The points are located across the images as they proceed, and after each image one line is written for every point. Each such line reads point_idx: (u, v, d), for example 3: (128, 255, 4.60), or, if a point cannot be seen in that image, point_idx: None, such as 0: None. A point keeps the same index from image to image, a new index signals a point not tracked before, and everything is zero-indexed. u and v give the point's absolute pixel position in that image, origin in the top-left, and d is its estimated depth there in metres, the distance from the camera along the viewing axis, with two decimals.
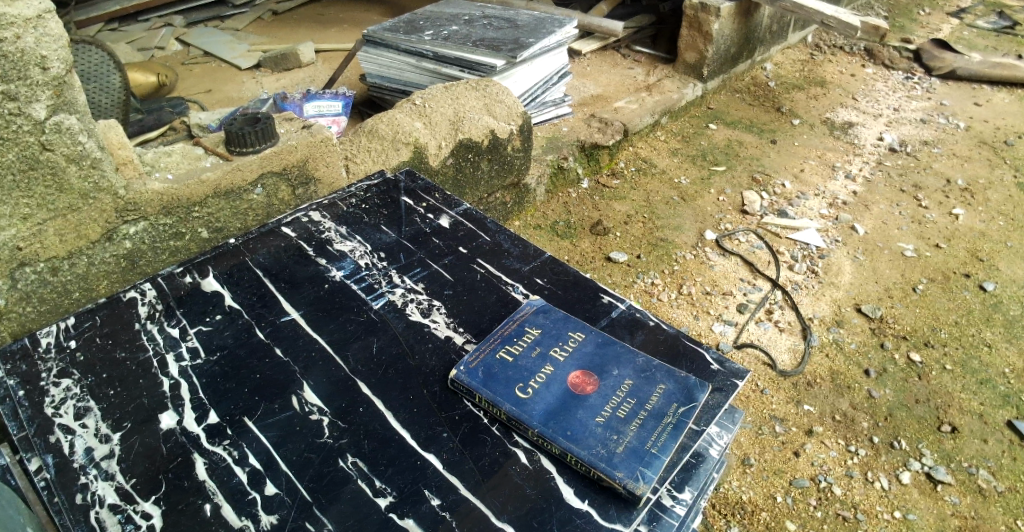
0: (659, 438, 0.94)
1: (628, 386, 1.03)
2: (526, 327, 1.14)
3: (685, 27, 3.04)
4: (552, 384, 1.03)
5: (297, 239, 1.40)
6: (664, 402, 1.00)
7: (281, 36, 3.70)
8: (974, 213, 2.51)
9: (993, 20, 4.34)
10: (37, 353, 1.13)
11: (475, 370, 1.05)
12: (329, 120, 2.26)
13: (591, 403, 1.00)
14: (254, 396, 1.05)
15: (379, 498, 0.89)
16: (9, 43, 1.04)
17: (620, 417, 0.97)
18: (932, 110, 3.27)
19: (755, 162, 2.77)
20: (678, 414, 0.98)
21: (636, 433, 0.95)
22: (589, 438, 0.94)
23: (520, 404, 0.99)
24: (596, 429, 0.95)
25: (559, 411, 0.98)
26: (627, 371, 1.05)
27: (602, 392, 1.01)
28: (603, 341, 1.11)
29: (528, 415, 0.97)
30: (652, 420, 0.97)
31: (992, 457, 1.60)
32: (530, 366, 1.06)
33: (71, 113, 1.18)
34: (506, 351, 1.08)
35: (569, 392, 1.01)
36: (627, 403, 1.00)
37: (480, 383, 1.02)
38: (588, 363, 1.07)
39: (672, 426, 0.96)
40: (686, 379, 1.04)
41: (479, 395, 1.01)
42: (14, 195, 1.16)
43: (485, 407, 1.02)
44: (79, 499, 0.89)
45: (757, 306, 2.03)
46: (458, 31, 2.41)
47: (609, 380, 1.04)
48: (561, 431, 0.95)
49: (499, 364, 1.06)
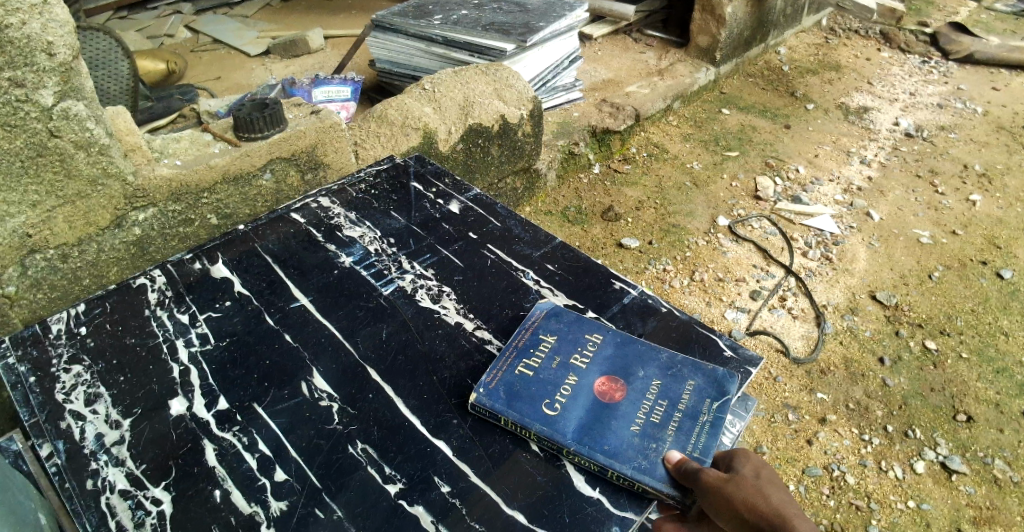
0: (700, 439, 0.91)
1: (658, 388, 1.00)
2: (541, 335, 1.08)
3: (698, 10, 2.99)
4: (578, 396, 0.98)
5: (306, 225, 1.39)
6: (696, 400, 0.97)
7: (289, 23, 3.68)
8: (991, 199, 2.46)
9: (1013, 3, 4.24)
10: (48, 340, 1.13)
11: (495, 390, 0.98)
12: (337, 106, 2.24)
13: (622, 412, 0.96)
14: (263, 382, 1.04)
15: (388, 485, 0.89)
16: (14, 29, 1.03)
17: (654, 423, 0.94)
18: (949, 95, 3.20)
19: (768, 147, 2.73)
20: (713, 411, 0.96)
21: (675, 438, 0.92)
22: (629, 451, 0.90)
23: (550, 423, 0.94)
24: (633, 439, 0.92)
25: (592, 425, 0.94)
26: (653, 371, 1.02)
27: (632, 398, 0.98)
28: (622, 341, 1.08)
29: (560, 433, 0.92)
30: (688, 420, 0.94)
31: (1008, 447, 1.58)
32: (551, 378, 1.01)
33: (78, 100, 1.17)
34: (524, 366, 1.03)
35: (597, 403, 0.97)
36: (658, 407, 0.97)
37: (504, 405, 0.96)
38: (612, 369, 1.03)
39: (711, 424, 0.94)
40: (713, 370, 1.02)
41: (505, 417, 0.95)
42: (23, 182, 1.16)
43: (512, 430, 0.96)
44: (90, 485, 0.90)
45: (770, 293, 2.01)
46: (467, 15, 2.38)
47: (637, 385, 1.00)
48: (598, 446, 0.90)
49: (518, 380, 1.00)
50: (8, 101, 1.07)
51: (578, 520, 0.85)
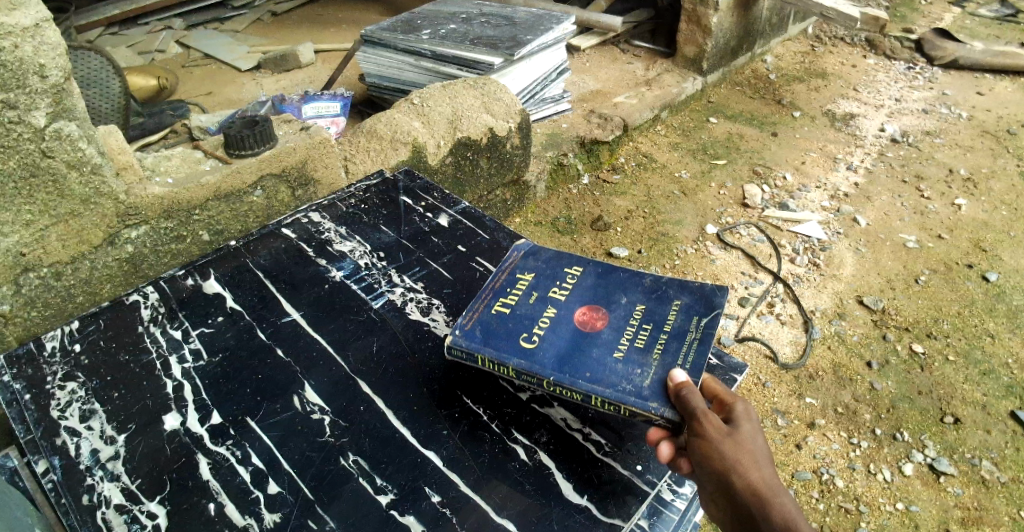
0: (689, 357, 0.93)
1: (640, 315, 1.03)
2: (519, 279, 1.12)
3: (685, 21, 3.04)
4: (558, 330, 1.01)
5: (297, 240, 1.40)
6: (681, 322, 1.00)
7: (280, 38, 3.70)
8: (976, 203, 2.49)
9: (996, 8, 4.31)
10: (42, 357, 1.14)
11: (473, 329, 1.01)
12: (327, 122, 2.27)
13: (603, 340, 0.99)
14: (256, 396, 1.05)
15: (380, 496, 0.90)
16: (7, 52, 1.05)
17: (637, 347, 0.97)
18: (934, 100, 3.25)
19: (756, 155, 2.76)
20: (699, 329, 0.98)
21: (660, 359, 0.94)
22: (611, 377, 0.92)
23: (529, 356, 0.96)
24: (616, 365, 0.94)
25: (572, 355, 0.96)
26: (633, 300, 1.06)
27: (613, 328, 1.01)
28: (599, 276, 1.13)
29: (541, 364, 0.95)
30: (674, 341, 0.97)
31: (994, 448, 1.60)
32: (530, 316, 1.04)
33: (71, 120, 1.18)
34: (503, 305, 1.06)
35: (578, 335, 1.00)
36: (641, 333, 1.00)
37: (480, 342, 0.99)
38: (593, 304, 1.06)
39: (698, 341, 0.96)
40: (696, 292, 1.06)
41: (482, 355, 0.97)
42: (16, 202, 1.17)
43: (490, 367, 0.98)
44: (86, 500, 0.91)
45: (758, 300, 2.03)
46: (455, 29, 2.41)
47: (617, 315, 1.04)
48: (579, 374, 0.93)
49: (497, 319, 1.03)
50: (2, 122, 1.09)
51: (567, 526, 0.86)
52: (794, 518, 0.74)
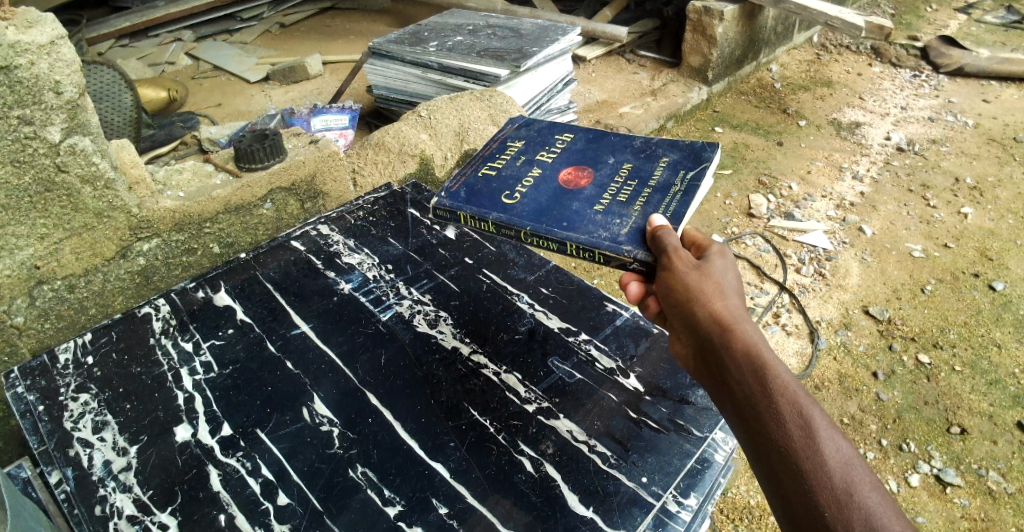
0: (671, 206, 1.03)
1: (624, 175, 1.14)
2: (514, 155, 1.25)
3: (690, 31, 3.06)
4: (542, 188, 1.14)
5: (306, 252, 1.42)
6: (663, 183, 1.10)
7: (288, 49, 3.76)
8: (983, 212, 2.49)
9: (1002, 15, 4.31)
10: (56, 369, 1.16)
11: (459, 192, 1.15)
12: (335, 134, 2.29)
13: (583, 198, 1.09)
14: (266, 408, 1.07)
15: (388, 507, 0.91)
16: (23, 69, 1.08)
17: (618, 203, 1.06)
18: (939, 108, 3.25)
19: (761, 165, 2.77)
20: (680, 185, 1.08)
21: (638, 213, 1.03)
22: (587, 226, 1.02)
23: (511, 212, 1.08)
24: (596, 217, 1.04)
25: (552, 209, 1.07)
26: (618, 164, 1.18)
27: (596, 188, 1.11)
28: (586, 147, 1.26)
29: (520, 216, 1.07)
30: (655, 194, 1.07)
31: (1002, 458, 1.60)
32: (516, 177, 1.18)
33: (85, 135, 1.21)
34: (495, 175, 1.18)
35: (561, 195, 1.11)
36: (624, 192, 1.09)
37: (468, 203, 1.11)
38: (580, 171, 1.17)
39: (680, 193, 1.06)
40: (681, 155, 1.17)
41: (464, 212, 1.10)
42: (31, 215, 1.20)
43: (476, 224, 1.10)
44: (98, 511, 0.93)
45: (764, 310, 2.03)
46: (462, 41, 2.44)
47: (600, 175, 1.16)
48: (557, 224, 1.03)
49: (484, 182, 1.17)
50: (18, 138, 1.12)
51: None
52: (753, 345, 0.73)
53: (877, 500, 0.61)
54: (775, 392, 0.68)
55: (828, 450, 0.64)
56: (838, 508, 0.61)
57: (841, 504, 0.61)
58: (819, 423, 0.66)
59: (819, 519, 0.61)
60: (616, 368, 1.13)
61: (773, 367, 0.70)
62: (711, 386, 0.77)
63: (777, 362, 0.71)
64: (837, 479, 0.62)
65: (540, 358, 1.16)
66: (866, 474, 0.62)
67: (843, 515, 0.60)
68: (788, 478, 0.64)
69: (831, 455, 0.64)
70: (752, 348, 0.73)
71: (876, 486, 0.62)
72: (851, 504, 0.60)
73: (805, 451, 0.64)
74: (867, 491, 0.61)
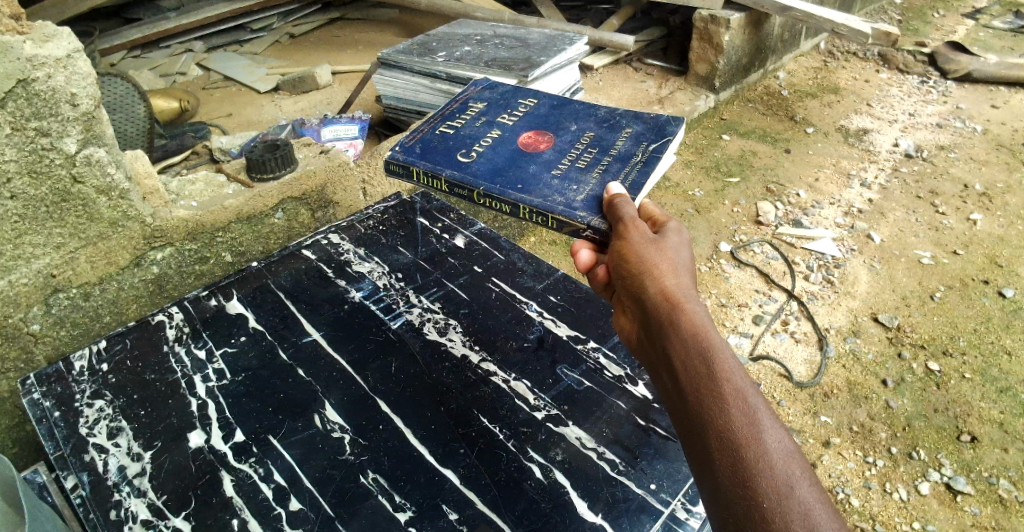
0: (630, 176, 1.07)
1: (585, 142, 1.18)
2: (478, 118, 1.30)
3: (696, 39, 3.08)
4: (499, 150, 1.18)
5: (317, 261, 1.44)
6: (623, 154, 1.13)
7: (298, 59, 3.80)
8: (992, 218, 2.48)
9: (1010, 20, 4.31)
10: (71, 376, 1.18)
11: (415, 147, 1.20)
12: (345, 144, 2.32)
13: (538, 163, 1.14)
14: (278, 415, 1.08)
15: (398, 513, 0.92)
16: (41, 82, 1.10)
17: (576, 171, 1.10)
18: (948, 114, 3.24)
19: (769, 172, 2.77)
20: (642, 157, 1.11)
21: (596, 181, 1.07)
22: (541, 190, 1.06)
23: (466, 171, 1.13)
24: (552, 182, 1.08)
25: (505, 172, 1.12)
26: (580, 131, 1.22)
27: (552, 155, 1.16)
28: (549, 112, 1.30)
29: (474, 175, 1.11)
30: (615, 164, 1.11)
31: (1013, 466, 1.58)
32: (474, 138, 1.23)
33: (100, 146, 1.23)
34: (454, 137, 1.24)
35: (517, 158, 1.16)
36: (583, 160, 1.13)
37: (424, 160, 1.16)
38: (539, 136, 1.21)
39: (640, 164, 1.10)
40: (646, 127, 1.20)
41: (417, 167, 1.16)
42: (48, 225, 1.22)
43: (430, 182, 1.16)
44: (113, 515, 0.95)
45: (772, 317, 2.03)
46: (470, 51, 2.46)
47: (560, 141, 1.20)
48: (510, 187, 1.08)
49: (441, 140, 1.23)
50: (35, 149, 1.14)
51: None
52: (701, 324, 0.71)
53: (815, 496, 0.59)
54: (718, 375, 0.66)
55: (770, 441, 0.62)
56: (776, 499, 0.58)
57: (780, 495, 0.59)
58: (762, 412, 0.64)
59: (754, 506, 0.59)
60: (625, 376, 1.14)
61: (720, 349, 0.68)
62: (654, 365, 0.74)
63: (724, 344, 0.69)
64: (777, 470, 0.60)
65: (549, 366, 1.16)
66: (805, 468, 0.61)
67: (780, 507, 0.58)
68: (723, 462, 0.62)
69: (773, 445, 0.62)
70: (700, 328, 0.70)
71: (814, 481, 0.60)
72: (789, 497, 0.58)
73: (747, 440, 0.62)
74: (807, 485, 0.59)
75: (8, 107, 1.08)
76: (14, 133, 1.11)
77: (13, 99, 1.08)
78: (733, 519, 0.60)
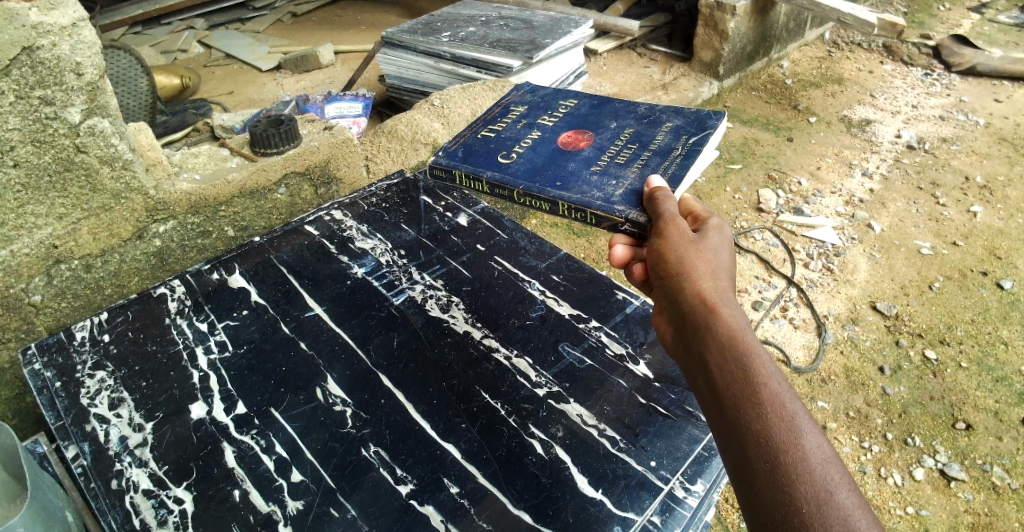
0: (669, 169, 1.06)
1: (625, 139, 1.18)
2: (518, 121, 1.30)
3: (702, 25, 3.07)
4: (539, 150, 1.18)
5: (320, 237, 1.44)
6: (664, 149, 1.13)
7: (300, 38, 3.77)
8: (992, 210, 2.49)
9: (1016, 14, 4.27)
10: (72, 347, 1.18)
11: (456, 152, 1.21)
12: (349, 121, 2.29)
13: (579, 162, 1.13)
14: (280, 388, 1.09)
15: (400, 486, 0.93)
16: (46, 50, 1.09)
17: (615, 167, 1.10)
18: (951, 107, 3.23)
19: (771, 160, 2.77)
20: (685, 151, 1.11)
21: (635, 177, 1.07)
22: (580, 187, 1.06)
23: (506, 172, 1.13)
24: (593, 180, 1.08)
25: (544, 171, 1.12)
26: (620, 128, 1.22)
27: (594, 153, 1.15)
28: (589, 112, 1.29)
29: (514, 175, 1.12)
30: (654, 158, 1.11)
31: (1006, 454, 1.60)
32: (514, 140, 1.23)
33: (104, 117, 1.22)
34: (494, 139, 1.24)
35: (557, 157, 1.16)
36: (623, 156, 1.13)
37: (463, 163, 1.17)
38: (582, 134, 1.21)
39: (680, 158, 1.09)
40: (686, 121, 1.20)
41: (459, 171, 1.16)
42: (51, 195, 1.21)
43: (471, 185, 1.16)
44: (115, 484, 0.95)
45: (772, 303, 2.04)
46: (475, 32, 2.44)
47: (600, 138, 1.20)
48: (549, 185, 1.08)
49: (482, 144, 1.23)
50: (39, 118, 1.13)
51: (581, 519, 0.89)
52: (738, 328, 0.72)
53: (855, 502, 0.59)
54: (755, 379, 0.66)
55: (809, 446, 0.62)
56: (814, 504, 0.58)
57: (820, 500, 0.59)
58: (801, 416, 0.64)
59: (795, 511, 0.59)
60: (626, 354, 1.15)
61: (756, 354, 0.68)
62: (689, 369, 0.74)
63: (762, 349, 0.69)
64: (815, 473, 0.60)
65: (550, 343, 1.17)
66: (844, 474, 0.61)
67: (818, 511, 0.58)
68: (761, 466, 0.62)
69: (813, 449, 0.62)
70: (736, 333, 0.71)
71: (853, 486, 0.60)
72: (828, 502, 0.58)
73: (785, 444, 0.62)
74: (846, 491, 0.59)
75: (13, 75, 1.08)
76: (17, 101, 1.10)
77: (17, 67, 1.07)
78: (769, 526, 0.60)
